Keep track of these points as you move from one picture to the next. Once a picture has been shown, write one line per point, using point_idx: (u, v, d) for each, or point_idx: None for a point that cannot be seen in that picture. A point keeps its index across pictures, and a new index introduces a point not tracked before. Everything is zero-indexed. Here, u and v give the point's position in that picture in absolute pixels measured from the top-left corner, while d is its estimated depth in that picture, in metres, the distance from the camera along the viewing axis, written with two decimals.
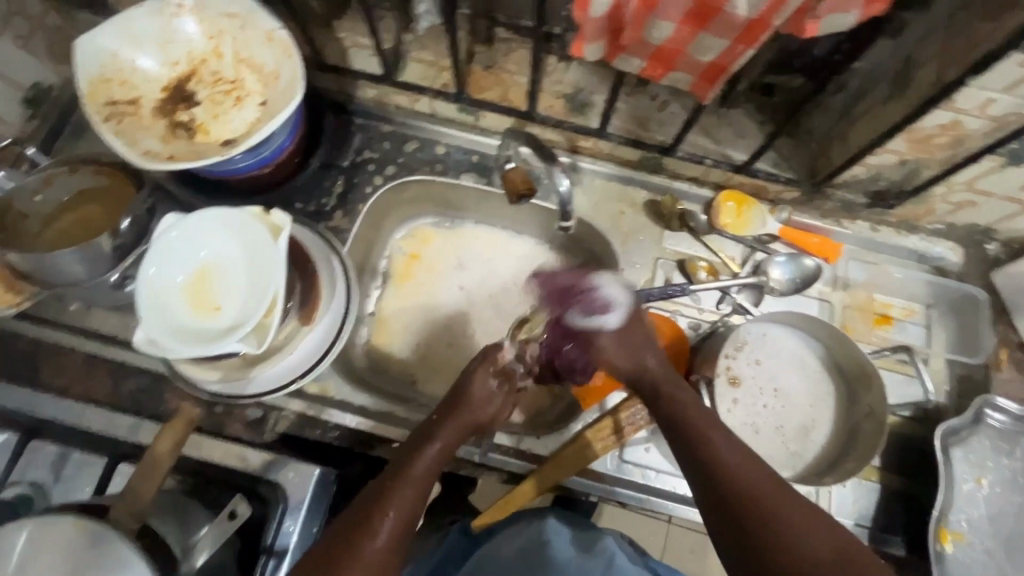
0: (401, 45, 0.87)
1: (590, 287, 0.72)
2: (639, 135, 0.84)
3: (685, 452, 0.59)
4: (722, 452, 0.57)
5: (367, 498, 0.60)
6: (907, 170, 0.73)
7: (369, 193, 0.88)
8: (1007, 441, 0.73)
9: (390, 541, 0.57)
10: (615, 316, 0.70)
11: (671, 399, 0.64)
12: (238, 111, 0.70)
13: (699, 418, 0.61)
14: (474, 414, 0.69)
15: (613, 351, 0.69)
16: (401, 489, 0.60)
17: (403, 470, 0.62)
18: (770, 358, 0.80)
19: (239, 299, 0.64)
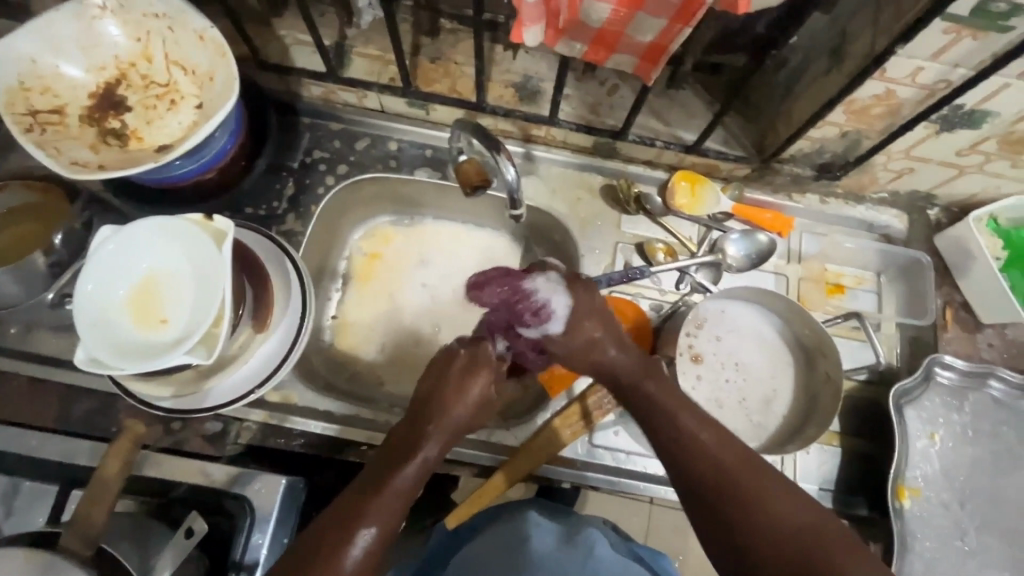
0: (344, 41, 0.84)
1: (533, 282, 0.65)
2: (591, 120, 0.84)
3: (661, 442, 0.60)
4: (710, 443, 0.58)
5: (331, 521, 0.56)
6: (849, 142, 0.75)
7: (321, 194, 0.86)
8: (956, 397, 0.76)
9: (360, 567, 0.54)
10: (557, 317, 0.64)
11: (641, 389, 0.63)
12: (173, 114, 0.67)
13: (669, 404, 0.61)
14: (464, 417, 0.64)
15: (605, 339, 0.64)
16: (383, 501, 0.57)
17: (387, 480, 0.58)
18: (729, 334, 0.82)
19: (186, 310, 0.62)
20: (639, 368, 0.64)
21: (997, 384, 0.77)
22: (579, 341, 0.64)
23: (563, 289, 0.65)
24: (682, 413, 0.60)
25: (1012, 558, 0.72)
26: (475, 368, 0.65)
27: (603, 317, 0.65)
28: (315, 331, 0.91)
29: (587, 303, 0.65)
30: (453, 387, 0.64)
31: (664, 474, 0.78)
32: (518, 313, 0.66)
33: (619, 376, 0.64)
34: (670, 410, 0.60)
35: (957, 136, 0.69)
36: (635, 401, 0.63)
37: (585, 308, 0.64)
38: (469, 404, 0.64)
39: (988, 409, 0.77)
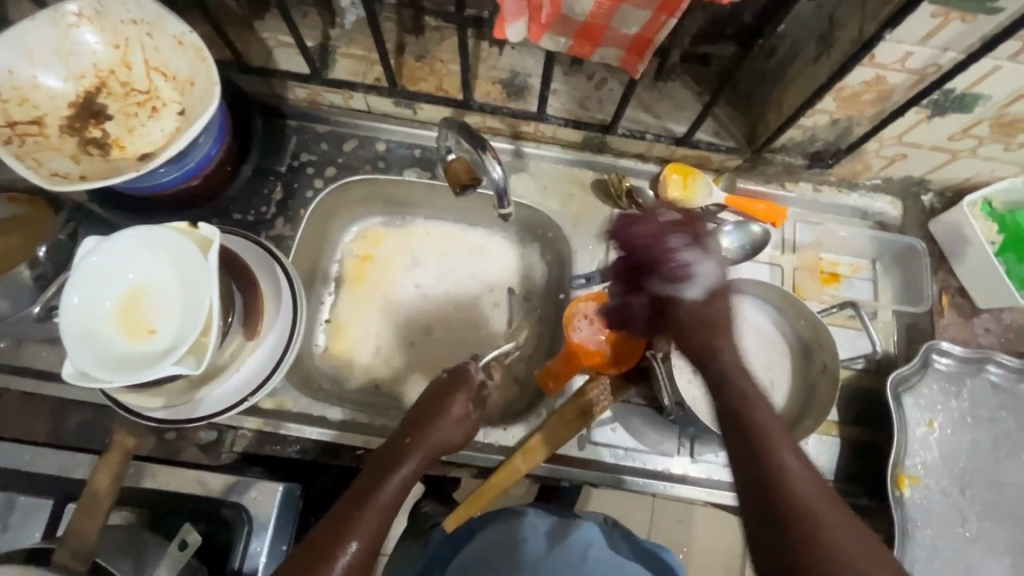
0: (328, 41, 0.83)
1: (698, 257, 0.63)
2: (579, 115, 0.83)
3: (745, 449, 0.54)
4: (793, 463, 0.52)
5: (322, 532, 0.59)
6: (840, 129, 0.74)
7: (310, 197, 0.85)
8: (954, 383, 0.76)
9: None
10: (699, 286, 0.62)
11: (743, 394, 0.58)
12: (155, 122, 0.66)
13: (760, 413, 0.56)
14: (447, 437, 0.69)
15: (733, 327, 0.62)
16: (367, 517, 0.60)
17: (371, 495, 0.62)
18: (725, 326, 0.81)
19: (174, 320, 0.61)
20: (741, 371, 0.60)
21: (995, 369, 0.77)
22: (710, 318, 0.61)
23: (714, 261, 0.63)
24: (779, 433, 0.54)
25: (1013, 543, 0.71)
26: (455, 394, 0.71)
27: (727, 314, 0.62)
28: (309, 335, 0.90)
29: (728, 293, 0.63)
30: (438, 409, 0.70)
31: (664, 470, 0.78)
32: (669, 265, 0.63)
33: (722, 370, 0.59)
34: (769, 426, 0.55)
35: (949, 120, 0.68)
36: (727, 398, 0.58)
37: (721, 292, 0.63)
38: (448, 428, 0.69)
39: (987, 395, 0.76)
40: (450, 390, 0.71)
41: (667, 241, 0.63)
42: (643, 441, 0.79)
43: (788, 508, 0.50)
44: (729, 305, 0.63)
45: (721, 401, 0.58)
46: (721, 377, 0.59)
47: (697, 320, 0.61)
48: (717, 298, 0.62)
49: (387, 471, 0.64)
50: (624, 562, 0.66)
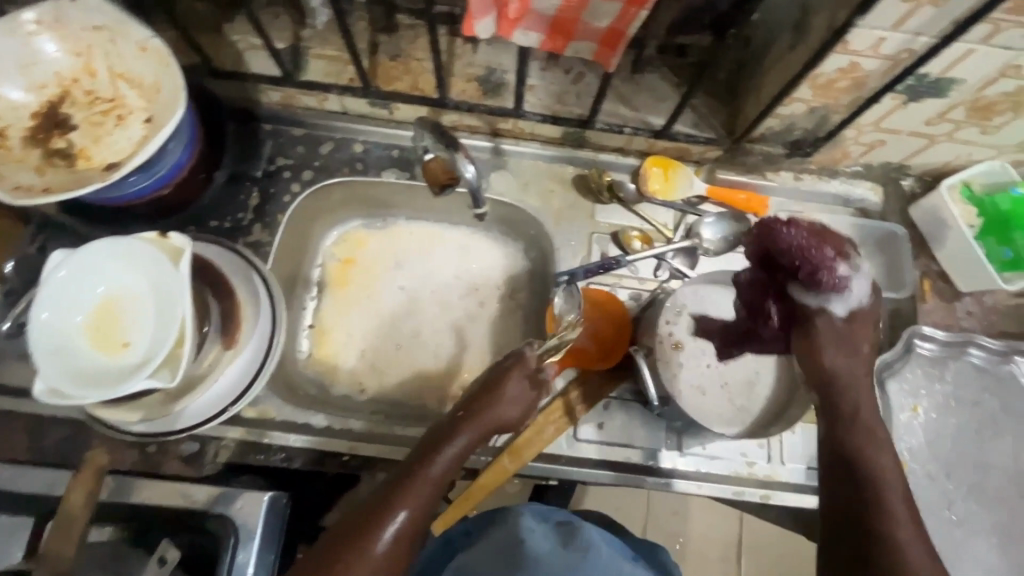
0: (299, 43, 0.82)
1: (850, 270, 0.54)
2: (558, 110, 0.82)
3: (860, 511, 0.50)
4: (904, 532, 0.48)
5: (377, 497, 0.61)
6: (818, 117, 0.74)
7: (287, 202, 0.84)
8: (938, 367, 0.77)
9: (394, 546, 0.57)
10: (847, 303, 0.55)
11: (871, 446, 0.52)
12: (122, 131, 0.65)
13: (880, 474, 0.51)
14: (502, 416, 0.68)
15: (865, 368, 0.55)
16: (416, 489, 0.61)
17: (421, 468, 0.62)
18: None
19: (148, 333, 0.60)
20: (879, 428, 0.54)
21: (977, 352, 0.77)
22: (851, 338, 0.55)
23: (868, 279, 0.55)
24: (910, 517, 0.49)
25: (999, 525, 0.72)
26: (508, 370, 0.71)
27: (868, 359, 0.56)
28: (292, 341, 0.89)
29: (868, 315, 0.56)
30: (498, 386, 0.69)
31: (652, 464, 0.77)
32: (819, 272, 0.53)
33: (851, 416, 0.54)
34: (896, 506, 0.50)
35: (925, 105, 0.68)
36: (846, 449, 0.53)
37: (866, 312, 0.56)
38: (506, 404, 0.69)
39: (970, 378, 0.77)
40: (509, 364, 0.71)
41: (824, 253, 0.54)
42: (631, 437, 0.78)
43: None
44: (866, 327, 0.55)
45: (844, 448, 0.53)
46: (849, 429, 0.53)
47: (845, 352, 0.55)
48: (853, 329, 0.55)
49: (444, 447, 0.64)
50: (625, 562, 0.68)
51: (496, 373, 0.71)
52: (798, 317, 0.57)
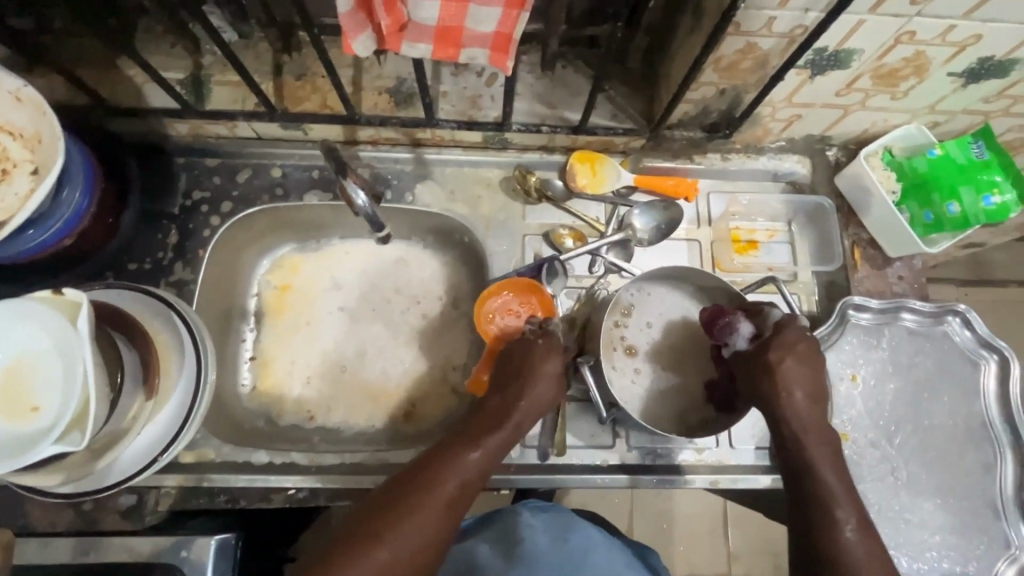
0: (200, 71, 0.79)
1: (736, 320, 0.69)
2: (473, 115, 0.81)
3: (801, 496, 0.62)
4: (832, 489, 0.60)
5: (428, 461, 0.63)
6: (729, 99, 0.73)
7: (208, 236, 0.82)
8: (872, 336, 0.77)
9: (448, 503, 0.61)
10: (746, 337, 0.68)
11: (802, 440, 0.63)
12: (7, 186, 0.62)
13: (813, 446, 0.63)
14: (545, 401, 0.68)
15: (787, 379, 0.64)
16: (471, 456, 0.63)
17: (478, 437, 0.64)
18: (659, 318, 0.79)
19: (48, 395, 0.58)
20: (816, 434, 0.63)
21: (910, 316, 0.78)
22: (757, 363, 0.65)
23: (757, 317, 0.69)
24: (846, 503, 0.60)
25: (944, 484, 0.73)
26: (549, 355, 0.70)
27: (801, 368, 0.65)
28: (234, 375, 0.88)
29: (774, 335, 0.66)
30: (537, 366, 0.69)
31: (602, 463, 0.76)
32: (714, 334, 0.71)
33: (790, 425, 0.63)
34: (835, 491, 0.61)
35: (830, 78, 0.68)
36: (782, 433, 0.64)
37: (779, 337, 0.65)
38: (545, 387, 0.68)
39: (905, 342, 0.77)
40: (550, 352, 0.70)
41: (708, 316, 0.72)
42: (581, 437, 0.77)
43: (822, 554, 0.58)
44: (775, 344, 0.65)
45: (790, 449, 0.63)
46: (788, 432, 0.63)
47: (761, 380, 0.64)
48: (762, 353, 0.65)
49: (498, 422, 0.66)
50: (618, 554, 0.69)
51: (543, 353, 0.70)
52: (734, 363, 0.69)
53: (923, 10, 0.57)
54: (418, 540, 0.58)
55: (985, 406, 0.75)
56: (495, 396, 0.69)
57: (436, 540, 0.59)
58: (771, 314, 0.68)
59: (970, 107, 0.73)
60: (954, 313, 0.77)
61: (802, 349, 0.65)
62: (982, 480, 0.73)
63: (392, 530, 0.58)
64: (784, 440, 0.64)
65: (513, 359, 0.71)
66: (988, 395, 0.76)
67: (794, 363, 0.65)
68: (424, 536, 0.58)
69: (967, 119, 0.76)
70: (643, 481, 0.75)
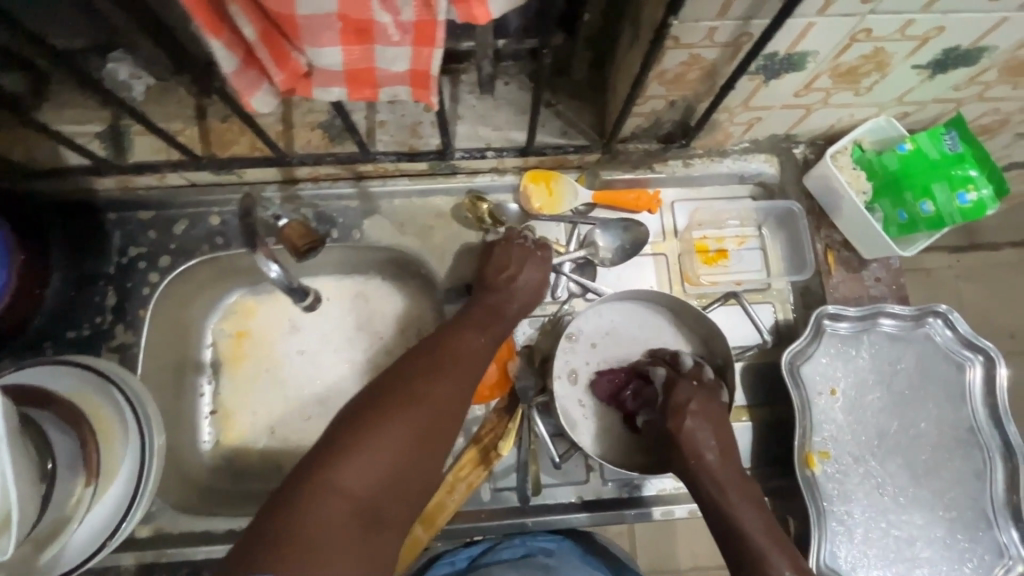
0: (119, 123, 0.74)
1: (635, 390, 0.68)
2: (414, 144, 0.76)
3: (738, 562, 0.57)
4: (756, 539, 0.56)
5: (433, 346, 0.63)
6: (682, 109, 0.68)
7: (147, 294, 0.78)
8: (851, 345, 0.73)
9: (465, 377, 0.61)
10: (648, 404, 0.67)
11: (718, 494, 0.59)
12: None
13: (730, 493, 0.59)
14: (531, 292, 0.71)
15: (692, 441, 0.61)
16: (473, 337, 0.65)
17: (477, 325, 0.66)
18: (605, 338, 0.75)
19: None
20: (731, 486, 0.60)
21: (889, 321, 0.74)
22: (664, 431, 0.63)
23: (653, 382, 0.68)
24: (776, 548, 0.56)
25: (934, 497, 0.70)
26: (528, 254, 0.72)
27: (704, 423, 0.62)
28: (193, 433, 0.83)
29: (666, 397, 0.64)
30: (526, 265, 0.71)
31: (578, 500, 0.73)
32: (624, 408, 0.70)
33: (704, 486, 0.60)
34: (761, 547, 0.56)
35: (785, 80, 0.63)
36: (698, 492, 0.61)
37: (674, 399, 0.63)
38: (533, 280, 0.71)
39: (887, 349, 0.73)
40: (532, 250, 0.72)
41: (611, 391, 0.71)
42: (553, 474, 0.74)
43: None
44: (670, 411, 0.63)
45: (712, 512, 0.60)
46: (701, 490, 0.60)
47: (674, 449, 0.62)
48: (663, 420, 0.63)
49: (491, 312, 0.68)
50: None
51: (522, 254, 0.72)
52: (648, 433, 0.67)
53: (876, 8, 0.51)
54: (442, 408, 0.58)
55: (972, 410, 0.72)
56: (480, 295, 0.70)
57: (455, 411, 0.59)
58: (657, 375, 0.67)
59: (940, 96, 0.68)
60: (935, 314, 0.73)
61: (701, 403, 0.63)
62: (973, 489, 0.70)
63: (419, 394, 0.57)
64: (707, 508, 0.60)
65: (495, 255, 0.72)
66: (974, 396, 0.72)
67: (698, 418, 0.62)
68: (444, 407, 0.58)
69: (938, 107, 0.71)
70: (624, 516, 0.73)
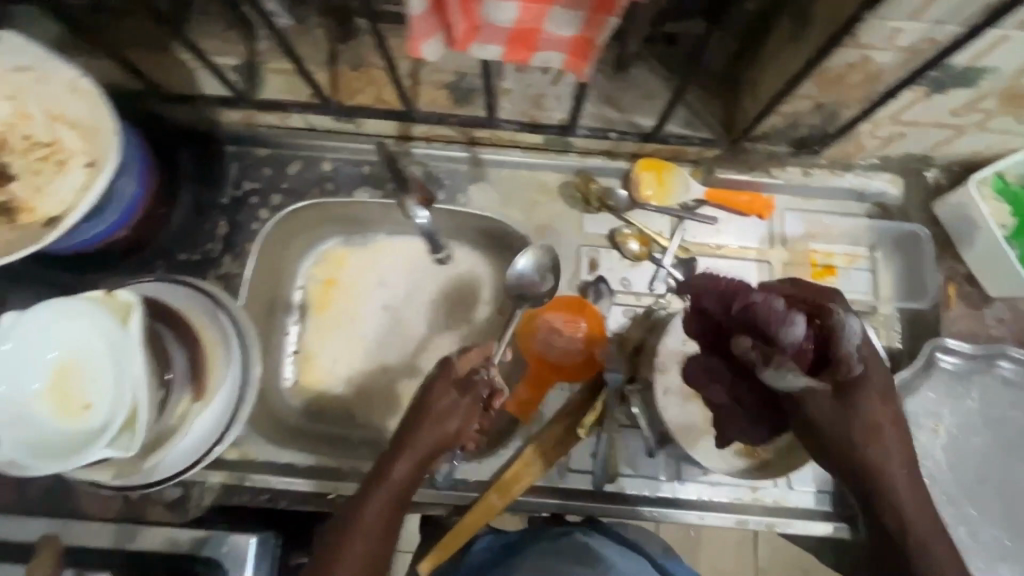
0: (254, 58, 0.76)
1: (794, 316, 0.45)
2: (537, 116, 0.76)
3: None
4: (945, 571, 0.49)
5: (317, 561, 0.58)
6: (826, 113, 0.66)
7: (256, 229, 0.80)
8: (961, 383, 0.70)
9: None
10: (798, 337, 0.45)
11: (895, 501, 0.50)
12: (61, 178, 0.60)
13: (913, 509, 0.50)
14: (435, 439, 0.62)
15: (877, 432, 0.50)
16: (351, 550, 0.58)
17: (349, 525, 0.59)
18: None
19: (107, 395, 0.57)
20: (916, 491, 0.50)
21: (1007, 364, 0.70)
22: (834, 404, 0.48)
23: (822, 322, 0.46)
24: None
25: None
26: (426, 405, 0.63)
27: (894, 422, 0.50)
28: (276, 370, 0.85)
29: (862, 364, 0.50)
30: (426, 403, 0.63)
31: (650, 494, 0.73)
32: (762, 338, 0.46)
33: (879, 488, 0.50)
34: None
35: (951, 95, 0.59)
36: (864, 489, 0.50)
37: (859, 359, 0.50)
38: (440, 425, 0.62)
39: (999, 392, 0.70)
40: (426, 399, 0.63)
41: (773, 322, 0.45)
42: (629, 463, 0.73)
43: None
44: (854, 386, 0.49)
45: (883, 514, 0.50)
46: (869, 488, 0.50)
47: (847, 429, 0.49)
48: (850, 398, 0.49)
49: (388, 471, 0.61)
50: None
51: (419, 397, 0.64)
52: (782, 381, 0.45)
53: None
54: None
55: None
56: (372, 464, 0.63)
57: None
58: (848, 321, 0.46)
59: None
60: None
61: (883, 378, 0.51)
62: None
63: None
64: (868, 504, 0.51)
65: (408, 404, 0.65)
66: None
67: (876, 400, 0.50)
68: None
69: None
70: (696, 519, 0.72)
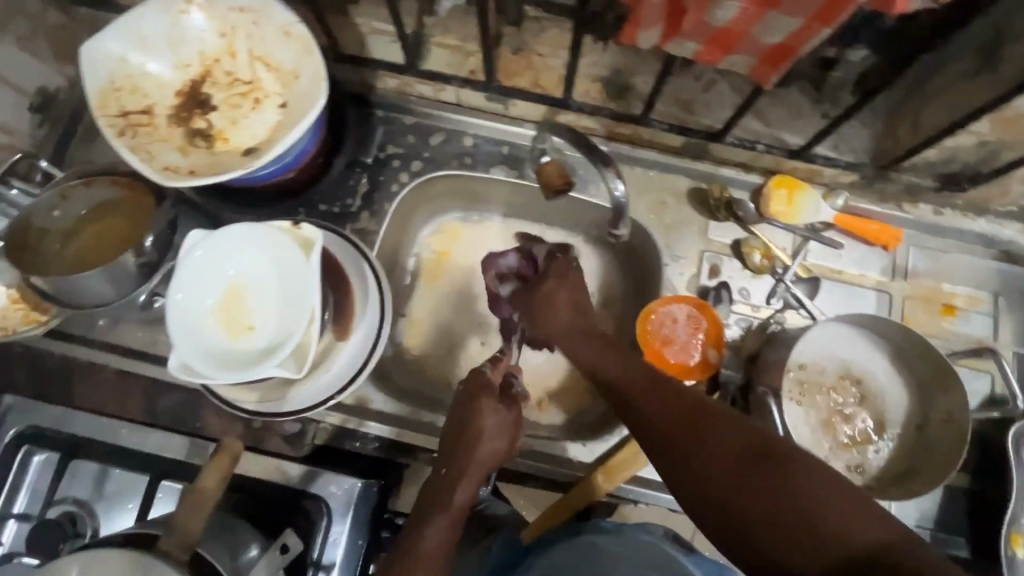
0: (422, 30, 0.80)
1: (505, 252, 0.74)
2: (685, 120, 0.79)
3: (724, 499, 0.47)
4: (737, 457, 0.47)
5: None
6: (985, 152, 0.68)
7: (395, 192, 0.84)
8: None
9: None
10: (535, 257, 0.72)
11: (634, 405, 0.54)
12: (257, 114, 0.65)
13: (649, 408, 0.53)
14: (489, 454, 0.62)
15: (554, 303, 0.66)
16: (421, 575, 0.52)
17: (410, 550, 0.54)
18: (825, 359, 0.76)
19: (276, 319, 0.61)
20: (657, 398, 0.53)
21: None
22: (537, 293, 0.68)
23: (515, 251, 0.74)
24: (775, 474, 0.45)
25: None
26: (476, 416, 0.63)
27: (574, 306, 0.65)
28: None
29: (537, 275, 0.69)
30: (475, 415, 0.63)
31: None
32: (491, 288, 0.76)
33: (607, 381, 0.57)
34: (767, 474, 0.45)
35: None
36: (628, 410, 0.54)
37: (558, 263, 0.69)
38: (489, 437, 0.62)
39: None
40: (472, 409, 0.64)
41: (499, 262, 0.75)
42: None
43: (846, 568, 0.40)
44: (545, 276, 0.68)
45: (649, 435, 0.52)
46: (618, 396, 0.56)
47: (540, 309, 0.66)
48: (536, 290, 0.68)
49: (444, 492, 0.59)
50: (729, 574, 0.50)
51: (466, 413, 0.64)
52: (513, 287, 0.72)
53: None
54: None
55: None
56: (421, 489, 0.60)
57: None
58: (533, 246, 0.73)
59: None
60: None
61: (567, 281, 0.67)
62: None
63: None
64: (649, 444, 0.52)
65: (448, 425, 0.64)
66: None
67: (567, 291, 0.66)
68: None
69: None
70: None
